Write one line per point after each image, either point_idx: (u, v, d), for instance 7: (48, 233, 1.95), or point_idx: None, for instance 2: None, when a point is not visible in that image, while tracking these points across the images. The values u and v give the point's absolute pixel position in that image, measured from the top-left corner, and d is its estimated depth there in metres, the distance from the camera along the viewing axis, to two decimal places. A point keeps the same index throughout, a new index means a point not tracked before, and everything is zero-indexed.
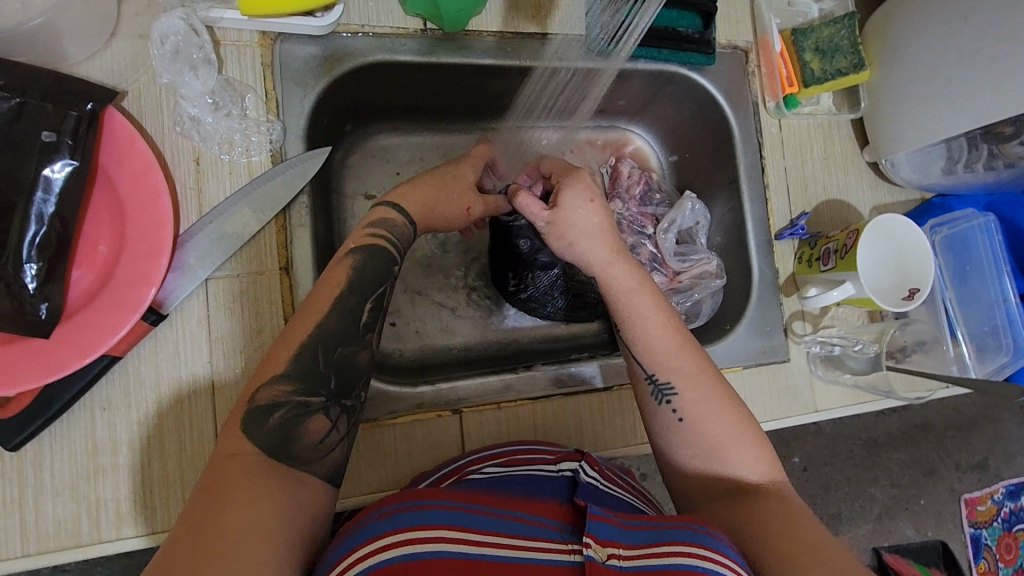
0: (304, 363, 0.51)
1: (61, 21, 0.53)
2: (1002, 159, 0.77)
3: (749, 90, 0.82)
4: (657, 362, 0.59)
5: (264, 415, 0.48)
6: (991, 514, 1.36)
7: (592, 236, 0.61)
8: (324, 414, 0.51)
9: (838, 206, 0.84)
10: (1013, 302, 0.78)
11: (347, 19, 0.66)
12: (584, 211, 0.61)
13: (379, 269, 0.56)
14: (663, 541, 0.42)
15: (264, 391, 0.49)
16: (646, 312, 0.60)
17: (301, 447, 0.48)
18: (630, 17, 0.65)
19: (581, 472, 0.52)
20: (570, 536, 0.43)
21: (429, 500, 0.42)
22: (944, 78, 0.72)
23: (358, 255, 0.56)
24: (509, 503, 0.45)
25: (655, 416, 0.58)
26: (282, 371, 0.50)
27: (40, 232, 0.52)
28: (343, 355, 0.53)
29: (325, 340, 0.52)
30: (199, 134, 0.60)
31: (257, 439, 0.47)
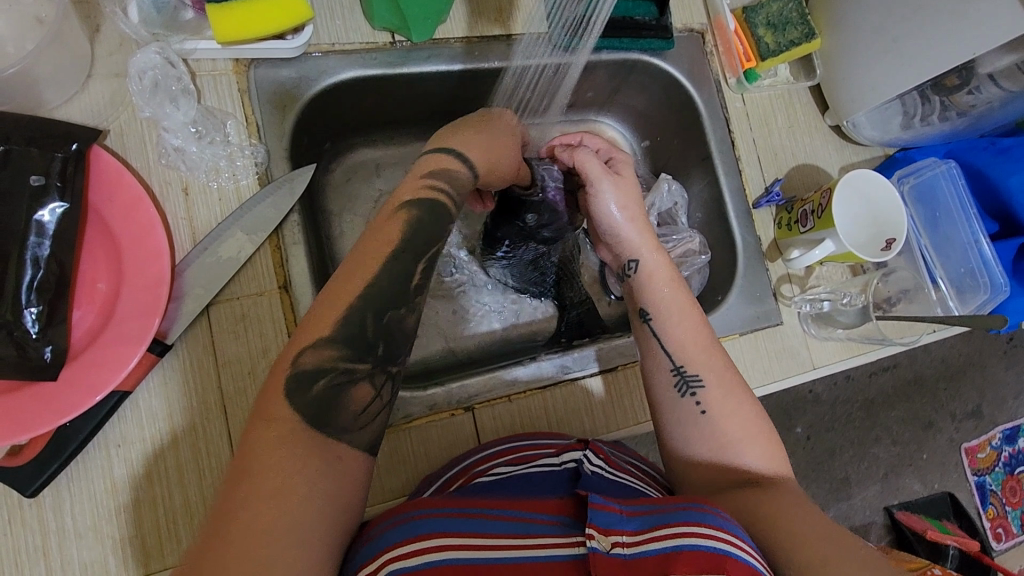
0: (355, 324, 0.47)
1: (36, 67, 0.54)
2: (955, 109, 0.81)
3: (710, 69, 0.85)
4: (685, 355, 0.61)
5: (307, 382, 0.45)
6: (991, 460, 1.40)
7: (637, 218, 0.66)
8: (369, 382, 0.48)
9: (808, 170, 0.87)
10: (985, 243, 0.80)
11: (317, 39, 0.67)
12: (619, 207, 0.65)
13: (434, 224, 0.52)
14: (666, 522, 0.44)
15: (308, 355, 0.46)
16: (676, 301, 0.63)
17: (343, 416, 0.46)
18: (590, 10, 0.67)
19: (585, 463, 0.54)
20: (573, 529, 0.45)
21: (426, 512, 0.44)
22: (890, 36, 0.76)
23: (414, 208, 0.52)
24: (509, 505, 0.46)
25: (675, 405, 0.60)
26: (328, 335, 0.46)
27: (37, 275, 0.53)
28: (393, 317, 0.49)
29: (376, 302, 0.48)
30: (185, 164, 0.61)
31: (298, 404, 0.44)
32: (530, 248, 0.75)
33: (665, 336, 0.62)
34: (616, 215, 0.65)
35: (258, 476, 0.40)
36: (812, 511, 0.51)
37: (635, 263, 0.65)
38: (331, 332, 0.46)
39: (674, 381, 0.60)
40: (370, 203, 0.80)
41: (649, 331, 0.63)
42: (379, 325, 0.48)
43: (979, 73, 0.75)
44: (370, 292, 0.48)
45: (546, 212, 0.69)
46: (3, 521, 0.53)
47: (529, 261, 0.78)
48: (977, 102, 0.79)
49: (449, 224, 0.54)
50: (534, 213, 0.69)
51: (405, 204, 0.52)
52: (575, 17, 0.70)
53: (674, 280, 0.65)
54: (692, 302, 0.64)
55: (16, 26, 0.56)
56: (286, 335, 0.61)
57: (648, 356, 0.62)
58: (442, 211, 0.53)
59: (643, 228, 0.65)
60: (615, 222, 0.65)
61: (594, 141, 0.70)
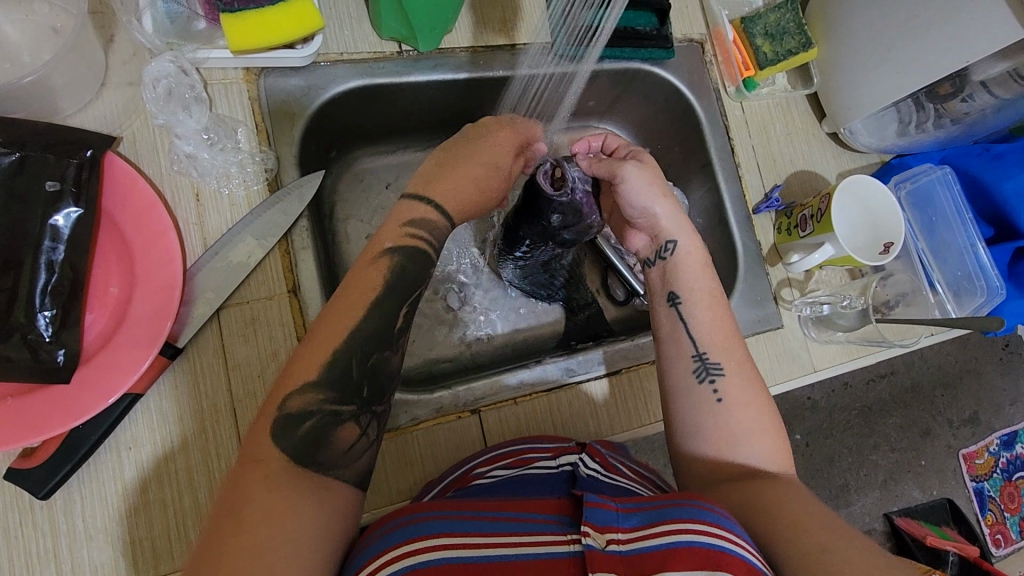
0: (340, 369, 0.50)
1: (53, 77, 0.55)
2: (948, 117, 0.83)
3: (710, 78, 0.87)
4: (706, 339, 0.63)
5: (294, 424, 0.47)
6: (990, 466, 1.41)
7: (661, 199, 0.66)
8: (354, 422, 0.50)
9: (806, 176, 0.89)
10: (982, 248, 0.81)
11: (326, 49, 0.69)
12: (648, 189, 0.66)
13: (419, 270, 0.56)
14: (663, 518, 0.44)
15: (295, 399, 0.48)
16: (700, 279, 0.66)
17: (330, 452, 0.48)
18: (598, 21, 0.68)
19: (580, 466, 0.55)
20: (570, 527, 0.45)
21: (425, 514, 0.45)
22: (885, 45, 0.77)
23: (398, 256, 0.55)
24: (505, 506, 0.47)
25: (693, 393, 0.60)
26: (315, 378, 0.49)
27: (52, 279, 0.53)
28: (377, 360, 0.52)
29: (359, 347, 0.51)
30: (197, 170, 0.62)
31: (285, 446, 0.47)
32: (547, 249, 0.73)
33: (674, 329, 0.64)
34: (642, 201, 0.66)
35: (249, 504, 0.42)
36: (815, 504, 0.52)
37: (671, 244, 0.67)
38: (318, 377, 0.49)
39: (694, 368, 0.61)
40: (376, 210, 0.81)
41: (678, 314, 0.64)
42: (364, 368, 0.51)
43: (972, 81, 0.76)
44: (357, 338, 0.51)
45: (571, 213, 0.66)
46: (14, 523, 0.53)
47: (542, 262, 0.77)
48: (970, 109, 0.80)
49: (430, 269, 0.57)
50: (559, 213, 0.65)
51: (388, 251, 0.55)
52: (585, 30, 0.70)
53: (701, 257, 0.67)
54: (715, 280, 0.66)
55: (33, 36, 0.57)
56: (295, 338, 0.62)
57: (672, 340, 0.64)
58: (424, 258, 0.56)
59: (672, 207, 0.67)
60: (645, 205, 0.66)
61: (615, 141, 0.71)
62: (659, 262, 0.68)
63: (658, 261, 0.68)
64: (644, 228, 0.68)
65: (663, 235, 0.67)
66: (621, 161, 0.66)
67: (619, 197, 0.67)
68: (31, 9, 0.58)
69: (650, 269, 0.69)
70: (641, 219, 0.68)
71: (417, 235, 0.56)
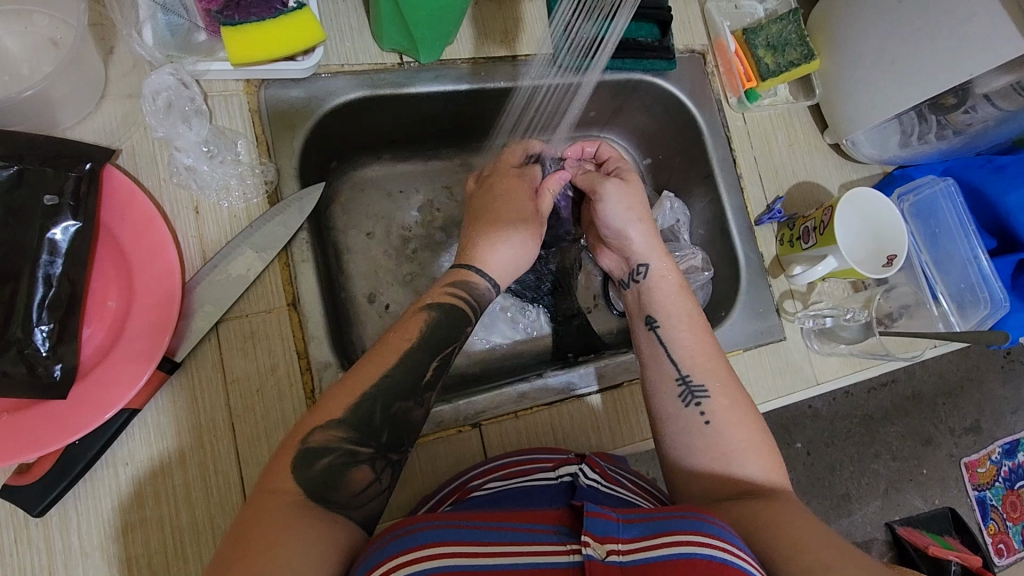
0: (364, 411, 0.50)
1: (53, 89, 0.55)
2: (951, 128, 0.82)
3: (712, 89, 0.87)
4: (688, 362, 0.62)
5: (310, 459, 0.47)
6: (992, 475, 1.40)
7: (640, 223, 0.69)
8: (369, 465, 0.50)
9: (809, 188, 0.88)
10: (984, 259, 0.81)
11: (327, 61, 0.69)
12: (623, 212, 0.69)
13: (447, 330, 0.56)
14: (663, 530, 0.44)
15: (317, 434, 0.48)
16: (677, 302, 0.66)
17: (342, 493, 0.48)
18: (607, 32, 0.70)
19: (580, 476, 0.54)
20: (568, 538, 0.45)
21: (421, 525, 0.44)
22: (888, 58, 0.77)
23: (433, 310, 0.56)
24: (503, 516, 0.46)
25: (680, 415, 0.60)
26: (339, 417, 0.49)
27: (49, 294, 0.53)
28: (400, 409, 0.52)
29: (385, 393, 0.51)
30: (197, 183, 0.61)
31: (300, 480, 0.47)
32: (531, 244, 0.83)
33: (670, 346, 0.64)
34: (620, 221, 0.69)
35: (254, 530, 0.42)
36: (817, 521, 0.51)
37: (643, 267, 0.69)
38: (343, 416, 0.49)
39: (678, 392, 0.61)
40: (376, 220, 0.81)
41: (655, 338, 0.65)
42: (387, 415, 0.51)
43: (975, 94, 0.76)
44: (385, 384, 0.51)
45: (549, 214, 0.82)
46: (9, 541, 0.53)
47: (528, 258, 0.82)
48: (973, 122, 0.80)
49: (462, 328, 0.57)
50: None
51: (425, 306, 0.56)
52: (591, 41, 0.71)
53: (675, 280, 0.68)
54: (692, 301, 0.67)
55: (32, 48, 0.57)
56: (295, 352, 0.62)
57: (652, 363, 0.64)
58: (456, 314, 0.57)
59: (647, 230, 0.69)
60: (620, 227, 0.69)
61: (607, 153, 0.75)
62: (632, 284, 0.70)
63: (632, 284, 0.70)
64: (619, 248, 0.71)
65: (636, 259, 0.70)
66: (603, 179, 0.70)
67: (598, 215, 0.71)
68: (31, 21, 0.57)
69: (624, 290, 0.71)
70: (615, 239, 0.71)
71: (452, 293, 0.58)
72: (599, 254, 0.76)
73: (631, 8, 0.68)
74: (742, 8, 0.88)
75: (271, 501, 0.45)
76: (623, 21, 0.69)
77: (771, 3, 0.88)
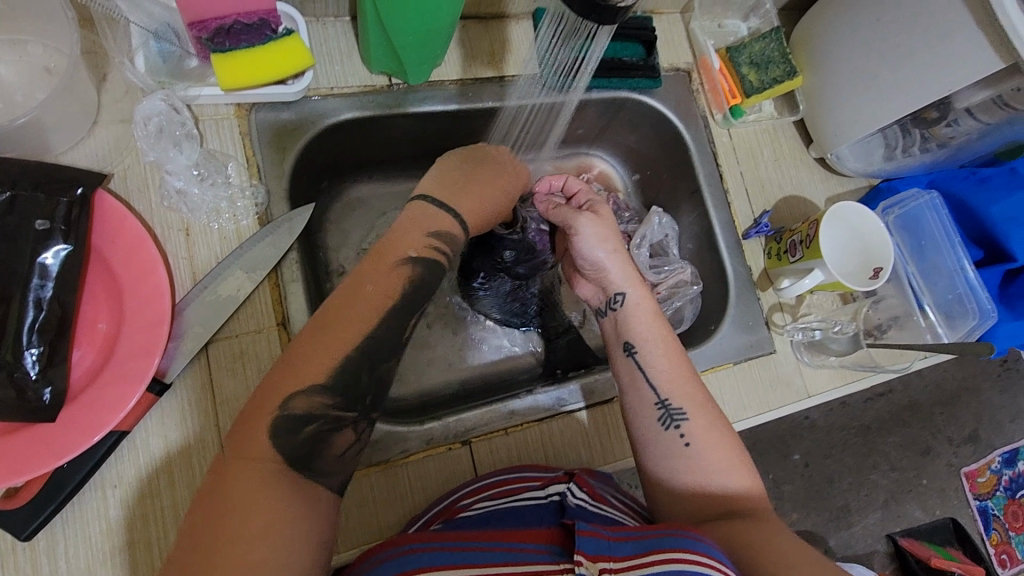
0: (348, 374, 0.49)
1: (46, 116, 0.56)
2: (934, 141, 0.84)
3: (697, 106, 0.88)
4: (666, 386, 0.62)
5: (297, 426, 0.46)
6: (992, 484, 1.39)
7: (615, 254, 0.67)
8: (352, 428, 0.50)
9: (795, 202, 0.89)
10: (970, 270, 0.81)
11: (316, 84, 0.70)
12: (598, 246, 0.67)
13: (431, 281, 0.55)
14: (652, 549, 0.44)
15: (300, 400, 0.47)
16: (653, 328, 0.66)
17: (325, 457, 0.48)
18: (585, 53, 0.68)
19: (569, 495, 0.53)
20: (562, 556, 0.45)
21: (419, 545, 0.45)
22: (869, 75, 0.78)
23: (418, 263, 0.54)
24: (502, 536, 0.47)
25: (659, 438, 0.61)
26: (323, 382, 0.48)
27: (40, 316, 0.53)
28: (383, 370, 0.51)
29: (369, 355, 0.50)
30: (187, 206, 0.62)
31: (283, 447, 0.45)
32: (507, 280, 0.77)
33: (649, 370, 0.64)
34: (595, 253, 0.67)
35: (243, 507, 0.41)
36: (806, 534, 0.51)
37: (620, 296, 0.68)
38: (324, 382, 0.48)
39: (659, 416, 0.61)
40: (367, 238, 0.81)
41: (633, 364, 0.64)
42: (372, 376, 0.50)
43: (956, 107, 0.77)
44: (366, 348, 0.50)
45: (523, 250, 0.74)
46: None
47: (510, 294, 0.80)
48: (955, 134, 0.81)
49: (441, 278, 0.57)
50: (513, 248, 0.73)
51: (408, 259, 0.54)
52: (568, 65, 0.72)
53: (651, 308, 0.67)
54: (667, 327, 0.67)
55: (26, 76, 0.58)
56: None
57: (633, 391, 0.64)
58: (439, 270, 0.56)
59: (623, 260, 0.68)
60: (595, 259, 0.68)
61: (576, 186, 0.71)
62: (609, 312, 0.69)
63: (609, 312, 0.69)
64: (595, 279, 0.70)
65: (612, 288, 0.68)
66: (575, 212, 0.67)
67: (573, 247, 0.69)
68: (24, 49, 0.58)
69: (603, 318, 0.70)
70: (592, 270, 0.69)
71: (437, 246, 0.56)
72: (576, 283, 0.74)
73: (606, 38, 0.65)
74: (727, 27, 0.90)
75: (253, 469, 0.43)
76: (599, 48, 0.67)
77: (754, 22, 0.90)
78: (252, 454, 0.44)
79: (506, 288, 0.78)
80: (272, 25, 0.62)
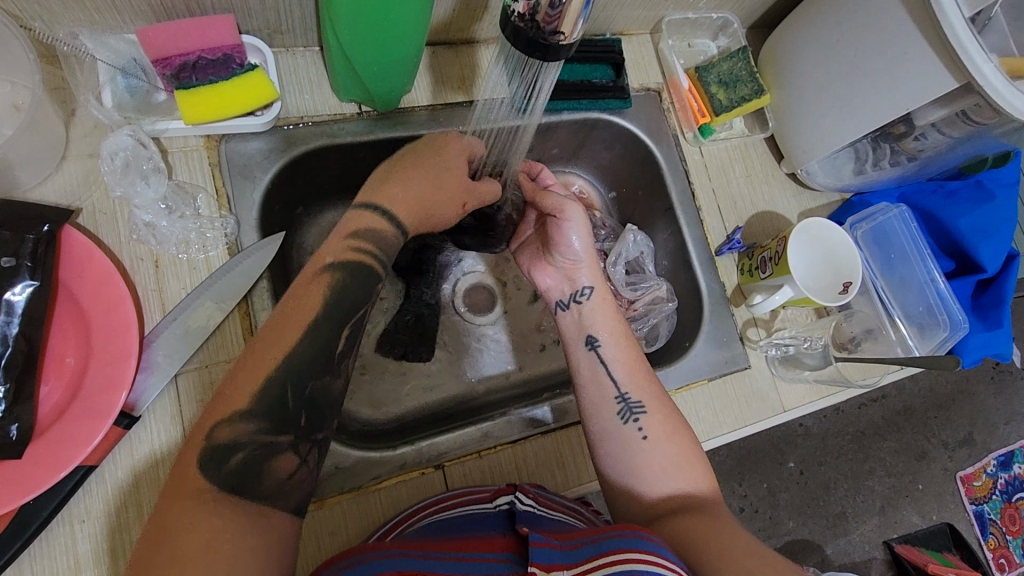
0: (275, 395, 0.50)
1: (13, 154, 0.57)
2: (904, 154, 0.83)
3: (668, 124, 0.89)
4: (627, 382, 0.65)
5: (223, 456, 0.47)
6: (988, 488, 1.39)
7: (591, 246, 0.70)
8: (293, 452, 0.51)
9: (767, 218, 0.90)
10: (941, 281, 0.83)
11: (286, 113, 0.71)
12: (581, 237, 0.69)
13: (359, 288, 0.57)
14: (603, 551, 0.44)
15: (225, 429, 0.48)
16: (615, 326, 0.69)
17: (266, 484, 0.48)
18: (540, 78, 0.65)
19: (517, 503, 0.54)
20: (517, 566, 0.45)
21: (375, 553, 0.45)
22: (832, 93, 0.80)
23: (336, 272, 0.56)
24: (456, 548, 0.48)
25: (619, 431, 0.62)
26: (246, 407, 0.49)
27: (6, 353, 0.53)
28: (316, 387, 0.52)
29: (295, 376, 0.51)
30: (156, 238, 0.63)
31: (213, 478, 0.46)
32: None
33: (611, 364, 0.66)
34: (577, 242, 0.69)
35: (179, 539, 0.42)
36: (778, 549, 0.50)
37: (587, 291, 0.70)
38: (251, 406, 0.49)
39: (619, 409, 0.63)
40: None
41: (596, 358, 0.66)
42: (302, 397, 0.51)
43: (921, 124, 0.76)
44: (291, 368, 0.51)
45: (486, 226, 0.80)
46: None
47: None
48: (924, 148, 0.80)
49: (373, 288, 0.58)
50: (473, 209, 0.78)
51: (328, 266, 0.56)
52: (523, 92, 0.68)
53: (612, 309, 0.70)
54: (627, 328, 0.69)
55: None
56: None
57: (592, 384, 0.65)
58: (368, 274, 0.57)
59: (595, 259, 0.70)
60: (574, 249, 0.69)
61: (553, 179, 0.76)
62: (573, 304, 0.71)
63: (573, 304, 0.70)
64: (564, 269, 0.71)
65: (579, 282, 0.71)
66: (568, 199, 0.68)
67: (555, 232, 0.69)
68: None
69: (562, 311, 0.71)
70: (568, 259, 0.70)
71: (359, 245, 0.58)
72: (538, 270, 0.74)
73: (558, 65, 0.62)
74: (696, 47, 0.92)
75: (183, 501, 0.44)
76: (550, 78, 0.65)
77: (723, 41, 0.92)
78: (184, 492, 0.45)
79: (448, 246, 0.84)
80: (238, 60, 0.66)
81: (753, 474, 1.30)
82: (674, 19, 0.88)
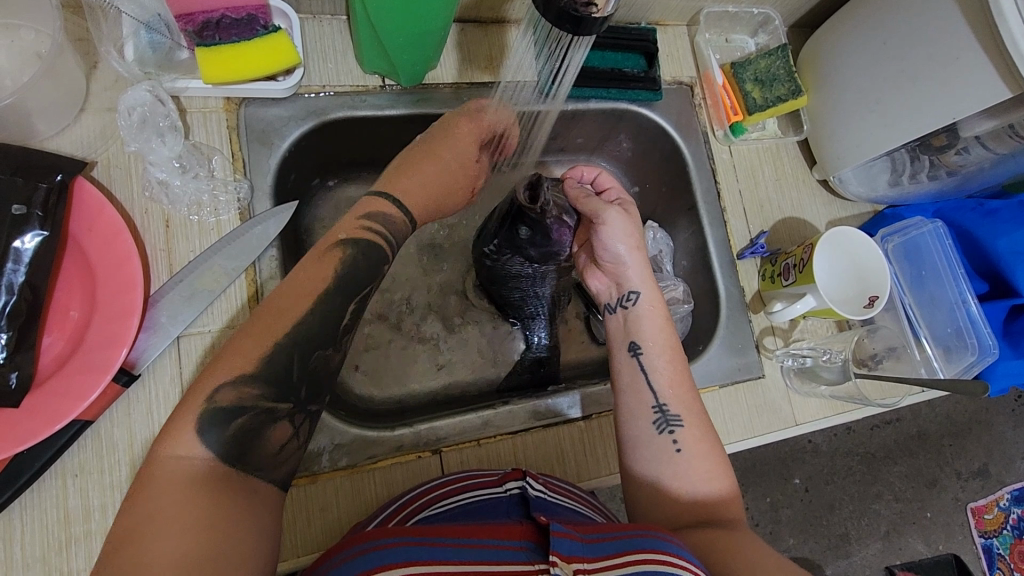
0: (281, 364, 0.49)
1: (31, 100, 0.56)
2: (944, 168, 0.79)
3: (698, 121, 0.86)
4: (667, 392, 0.62)
5: (224, 421, 0.45)
6: (999, 522, 1.34)
7: (636, 253, 0.68)
8: (289, 421, 0.49)
9: (794, 224, 0.87)
10: (973, 303, 0.79)
11: (308, 81, 0.69)
12: (624, 240, 0.67)
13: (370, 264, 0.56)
14: (626, 550, 0.44)
15: (226, 393, 0.46)
16: (661, 334, 0.65)
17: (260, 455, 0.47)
18: (564, 62, 0.65)
19: (527, 488, 0.54)
20: (537, 555, 0.43)
21: (385, 542, 0.42)
22: (874, 97, 0.76)
23: (350, 247, 0.56)
24: (472, 533, 0.45)
25: (652, 442, 0.60)
26: (250, 370, 0.47)
27: (10, 301, 0.53)
28: (320, 357, 0.51)
29: (301, 343, 0.50)
30: (168, 198, 0.63)
31: (214, 444, 0.44)
32: (517, 262, 0.71)
33: (652, 372, 0.63)
34: (619, 247, 0.67)
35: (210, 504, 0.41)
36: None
37: (634, 295, 0.68)
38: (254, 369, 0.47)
39: (654, 420, 0.61)
40: None
41: (638, 365, 0.64)
42: (304, 368, 0.50)
43: (965, 136, 0.72)
44: (301, 333, 0.50)
45: (540, 233, 0.67)
46: None
47: (513, 278, 0.74)
48: (966, 162, 0.77)
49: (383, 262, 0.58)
50: (529, 227, 0.66)
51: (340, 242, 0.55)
52: (550, 71, 0.68)
53: (662, 314, 0.67)
54: (674, 335, 0.66)
55: (13, 59, 0.57)
56: None
57: (632, 390, 0.63)
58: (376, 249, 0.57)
59: (642, 261, 0.68)
60: (616, 252, 0.67)
61: (608, 180, 0.72)
62: (620, 309, 0.68)
63: (619, 309, 0.68)
64: (612, 272, 0.69)
65: (626, 286, 0.68)
66: (606, 205, 0.67)
67: (595, 238, 0.68)
68: (17, 33, 0.58)
69: (609, 314, 0.69)
70: (609, 262, 0.68)
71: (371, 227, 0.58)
72: (587, 275, 0.73)
73: (588, 42, 0.61)
74: (733, 42, 0.89)
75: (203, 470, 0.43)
76: (579, 55, 0.63)
77: (762, 38, 0.89)
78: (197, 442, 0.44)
79: (519, 272, 0.73)
80: (261, 22, 0.64)
81: (756, 487, 1.26)
82: (713, 12, 0.85)
